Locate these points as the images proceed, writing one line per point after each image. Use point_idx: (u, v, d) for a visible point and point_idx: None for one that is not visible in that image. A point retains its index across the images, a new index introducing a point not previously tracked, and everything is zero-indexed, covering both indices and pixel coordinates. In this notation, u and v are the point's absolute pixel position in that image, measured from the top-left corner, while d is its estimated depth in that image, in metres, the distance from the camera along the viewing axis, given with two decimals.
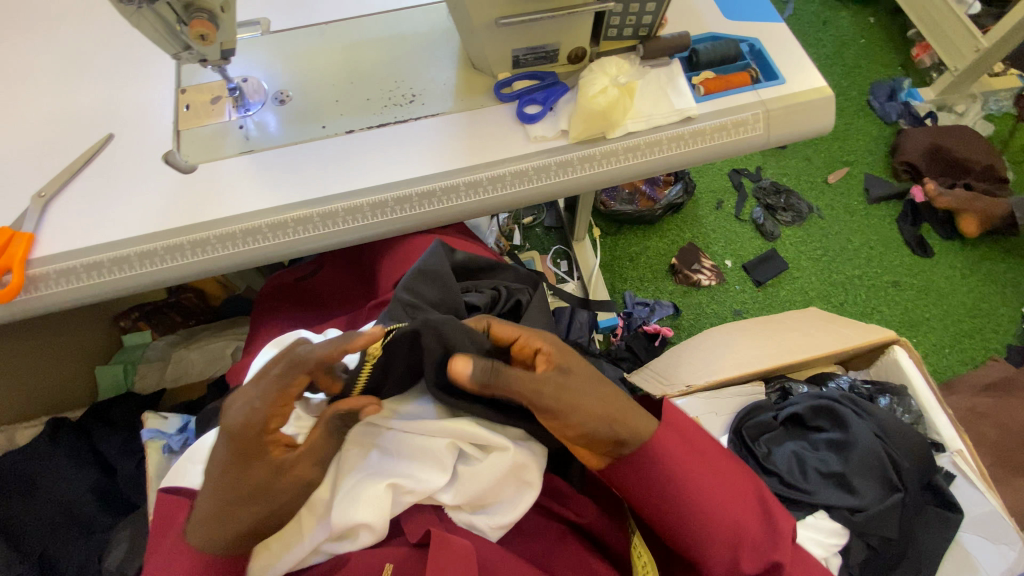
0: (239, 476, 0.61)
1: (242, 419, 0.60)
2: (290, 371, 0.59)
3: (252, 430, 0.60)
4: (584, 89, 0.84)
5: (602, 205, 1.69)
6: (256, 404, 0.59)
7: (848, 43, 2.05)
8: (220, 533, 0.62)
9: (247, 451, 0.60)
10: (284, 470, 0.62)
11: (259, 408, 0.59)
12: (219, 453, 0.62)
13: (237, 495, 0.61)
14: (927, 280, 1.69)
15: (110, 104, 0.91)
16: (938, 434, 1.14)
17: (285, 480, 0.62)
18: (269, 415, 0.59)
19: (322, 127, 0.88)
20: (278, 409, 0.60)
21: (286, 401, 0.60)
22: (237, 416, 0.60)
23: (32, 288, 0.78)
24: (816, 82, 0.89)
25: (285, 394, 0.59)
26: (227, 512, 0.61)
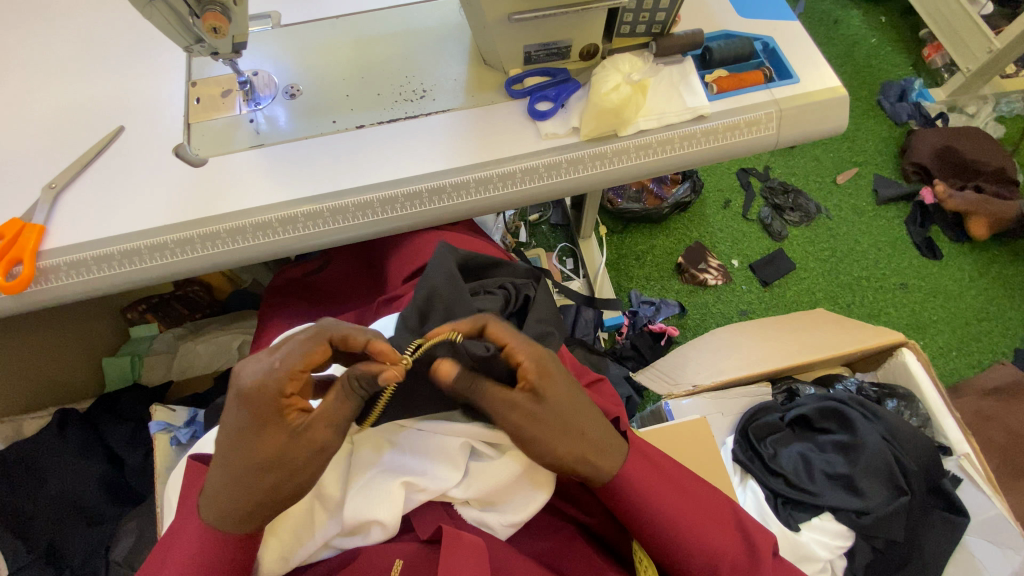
0: (240, 447, 0.58)
1: (258, 380, 0.57)
2: (314, 338, 0.60)
3: (268, 391, 0.57)
4: (597, 87, 0.83)
5: (609, 203, 1.68)
6: (276, 363, 0.58)
7: (859, 43, 2.04)
8: (228, 509, 0.59)
9: (265, 414, 0.57)
10: (301, 433, 0.58)
11: (279, 366, 0.58)
12: (230, 423, 0.58)
13: (227, 467, 0.58)
14: (935, 282, 1.68)
15: (120, 97, 0.91)
16: (945, 437, 1.13)
17: (298, 448, 0.58)
18: (290, 374, 0.58)
19: (333, 122, 0.87)
20: (298, 370, 0.58)
21: (306, 362, 0.58)
22: (253, 377, 0.58)
23: (43, 280, 0.79)
24: (830, 81, 0.88)
25: (308, 357, 0.59)
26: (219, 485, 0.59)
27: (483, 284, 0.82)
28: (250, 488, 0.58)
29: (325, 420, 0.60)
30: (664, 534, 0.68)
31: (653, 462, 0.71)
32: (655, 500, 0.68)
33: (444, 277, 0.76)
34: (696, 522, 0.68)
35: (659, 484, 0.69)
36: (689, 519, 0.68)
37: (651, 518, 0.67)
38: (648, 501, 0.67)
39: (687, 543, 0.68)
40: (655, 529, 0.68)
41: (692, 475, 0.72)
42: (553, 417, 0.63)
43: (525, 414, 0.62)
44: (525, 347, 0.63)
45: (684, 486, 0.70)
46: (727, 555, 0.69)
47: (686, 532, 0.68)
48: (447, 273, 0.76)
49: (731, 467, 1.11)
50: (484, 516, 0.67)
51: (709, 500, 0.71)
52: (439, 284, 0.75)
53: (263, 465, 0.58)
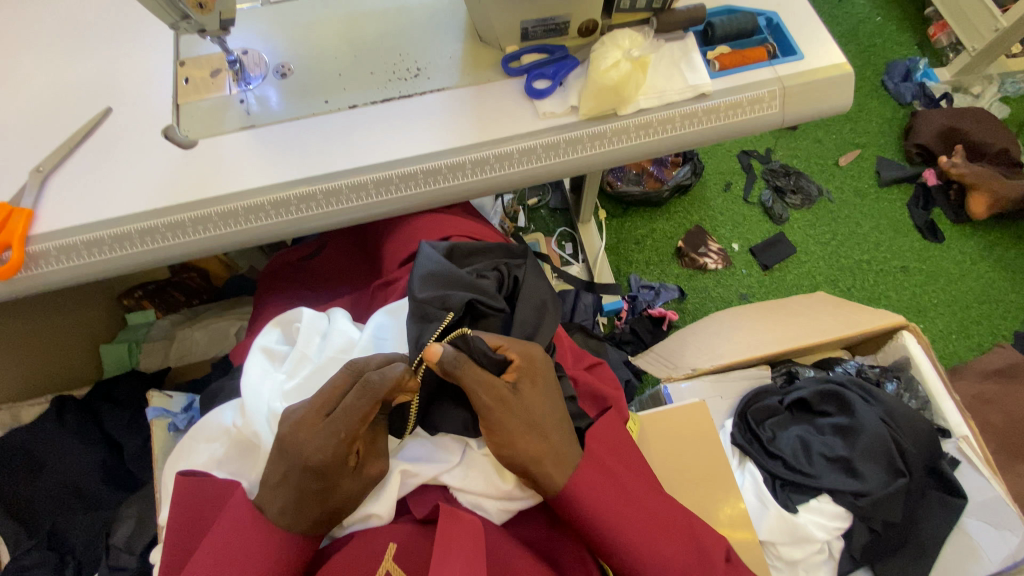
0: (306, 494, 0.59)
1: (327, 453, 0.58)
2: (366, 399, 0.59)
3: (336, 458, 0.58)
4: (596, 63, 0.81)
5: (609, 186, 1.67)
6: (340, 433, 0.58)
7: (864, 21, 2.00)
8: (298, 524, 0.60)
9: (334, 471, 0.58)
10: (364, 468, 0.61)
11: (345, 434, 0.58)
12: (294, 483, 0.59)
13: (300, 502, 0.59)
14: (936, 265, 1.67)
15: (107, 76, 0.89)
16: (944, 420, 1.13)
17: (363, 478, 0.61)
18: (354, 438, 0.59)
19: (325, 102, 0.85)
20: (358, 432, 0.59)
21: (366, 423, 0.59)
22: (319, 451, 0.58)
23: (33, 266, 0.77)
24: (836, 58, 0.86)
25: (365, 419, 0.59)
26: (286, 511, 0.60)
27: (474, 268, 0.80)
28: (319, 509, 0.60)
29: (376, 450, 0.63)
30: (618, 547, 0.66)
31: (608, 473, 0.69)
32: (608, 515, 0.66)
33: (441, 268, 0.74)
34: (650, 535, 0.67)
35: (613, 498, 0.67)
36: (645, 527, 0.67)
37: (606, 530, 0.66)
38: (602, 514, 0.66)
39: (640, 558, 0.66)
40: (612, 539, 0.66)
41: (647, 485, 0.71)
42: (528, 414, 0.65)
43: (497, 413, 0.63)
44: (515, 347, 0.67)
45: (640, 493, 0.69)
46: (681, 567, 0.68)
47: (643, 542, 0.66)
48: (448, 271, 0.74)
49: (730, 450, 1.11)
50: (481, 500, 0.67)
51: (664, 512, 0.70)
52: (437, 275, 0.74)
53: (340, 504, 0.60)
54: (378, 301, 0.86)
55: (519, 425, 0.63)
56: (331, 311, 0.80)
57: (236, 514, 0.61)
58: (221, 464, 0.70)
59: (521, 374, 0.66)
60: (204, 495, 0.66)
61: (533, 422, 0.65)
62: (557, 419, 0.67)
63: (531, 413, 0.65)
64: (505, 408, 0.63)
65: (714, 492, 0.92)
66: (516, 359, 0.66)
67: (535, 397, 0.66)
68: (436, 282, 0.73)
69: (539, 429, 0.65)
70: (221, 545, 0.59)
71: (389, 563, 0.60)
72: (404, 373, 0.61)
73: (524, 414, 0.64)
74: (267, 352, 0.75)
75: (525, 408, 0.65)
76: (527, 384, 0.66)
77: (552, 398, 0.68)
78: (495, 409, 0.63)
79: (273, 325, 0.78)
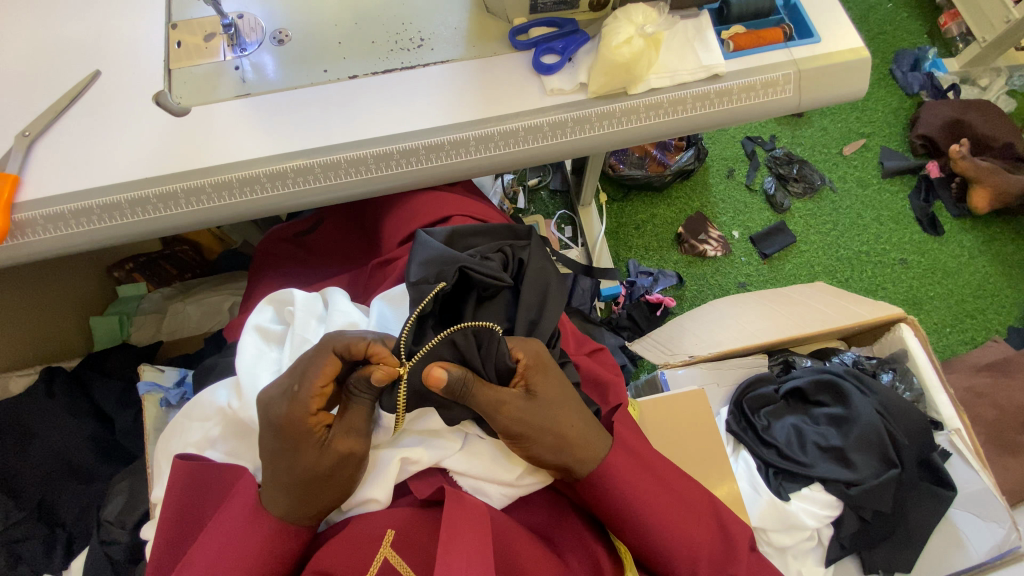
0: (277, 462, 0.58)
1: (282, 411, 0.57)
2: (320, 356, 0.58)
3: (291, 417, 0.57)
4: (608, 39, 0.77)
5: (611, 168, 1.64)
6: (294, 387, 0.58)
7: (875, 7, 1.96)
8: (276, 496, 0.59)
9: (294, 434, 0.57)
10: (331, 443, 0.58)
11: (299, 389, 0.57)
12: (265, 443, 0.59)
13: (274, 472, 0.58)
14: (935, 258, 1.67)
15: (94, 38, 0.85)
16: (937, 412, 1.13)
17: (329, 455, 0.57)
18: (310, 395, 0.57)
19: (323, 71, 0.82)
20: (316, 391, 0.57)
21: (323, 378, 0.57)
22: (276, 409, 0.58)
23: (19, 234, 0.74)
24: (852, 42, 0.83)
25: (320, 375, 0.57)
26: (269, 482, 0.59)
27: (477, 250, 0.77)
28: (285, 480, 0.58)
29: (351, 428, 0.59)
30: (635, 524, 0.67)
31: (635, 457, 0.70)
32: (636, 497, 0.67)
33: (436, 251, 0.72)
34: (679, 517, 0.68)
35: (634, 477, 0.68)
36: (659, 509, 0.67)
37: (622, 507, 0.67)
38: (621, 492, 0.67)
39: (668, 539, 0.67)
40: (629, 514, 0.67)
41: (670, 467, 0.72)
42: (545, 414, 0.63)
43: (517, 411, 0.62)
44: (523, 347, 0.66)
45: (659, 474, 0.70)
46: (697, 548, 0.68)
47: (655, 522, 0.67)
48: (443, 253, 0.72)
49: (724, 437, 1.11)
50: (483, 484, 0.66)
51: (692, 495, 0.71)
52: (434, 259, 0.71)
53: (307, 476, 0.57)
54: (377, 280, 0.84)
55: (539, 426, 0.62)
56: (329, 292, 0.77)
57: (239, 496, 0.61)
58: (216, 442, 0.70)
59: (531, 373, 0.65)
60: (206, 480, 0.66)
61: (552, 420, 0.64)
62: (567, 411, 0.65)
63: (548, 410, 0.64)
64: (527, 409, 0.63)
65: (709, 480, 0.92)
66: (523, 359, 0.65)
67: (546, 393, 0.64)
68: (434, 266, 0.71)
69: (562, 424, 0.64)
70: (223, 530, 0.59)
71: (388, 549, 0.59)
72: (362, 337, 0.60)
73: (544, 412, 0.63)
74: (261, 331, 0.73)
75: (546, 407, 0.64)
76: (539, 379, 0.65)
77: (564, 386, 0.67)
78: (513, 406, 0.62)
79: (267, 303, 0.77)
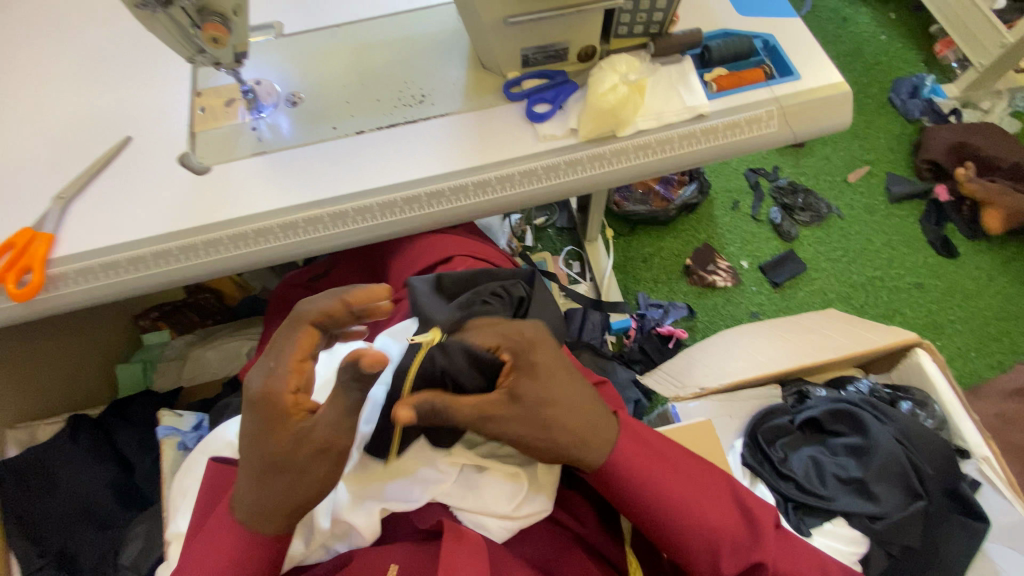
0: (259, 451, 0.59)
1: (263, 386, 0.58)
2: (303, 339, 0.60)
3: (271, 396, 0.58)
4: (595, 87, 0.82)
5: (615, 205, 1.68)
6: (273, 365, 0.59)
7: (868, 40, 2.01)
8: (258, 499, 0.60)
9: (274, 417, 0.58)
10: (305, 434, 0.58)
11: (278, 369, 0.59)
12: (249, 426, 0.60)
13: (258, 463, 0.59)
14: (952, 280, 1.64)
15: (128, 109, 0.93)
16: (965, 441, 1.08)
17: (305, 447, 0.58)
18: (288, 376, 0.59)
19: (333, 128, 0.88)
20: (295, 373, 0.59)
21: (299, 364, 0.59)
22: (258, 384, 0.59)
23: (52, 287, 0.80)
24: (832, 77, 0.87)
25: (298, 354, 0.59)
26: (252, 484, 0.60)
27: (477, 293, 0.79)
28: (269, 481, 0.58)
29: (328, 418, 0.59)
30: (660, 518, 0.66)
31: (654, 447, 0.69)
32: (645, 487, 0.66)
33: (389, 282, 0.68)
34: (697, 504, 0.67)
35: (654, 468, 0.67)
36: (683, 499, 0.66)
37: (648, 499, 0.66)
38: (643, 485, 0.66)
39: (689, 530, 0.66)
40: (653, 508, 0.66)
41: (691, 455, 0.71)
42: (533, 413, 0.62)
43: (504, 419, 0.61)
44: (510, 345, 0.64)
45: (680, 463, 0.69)
46: (728, 538, 0.66)
47: (679, 513, 0.66)
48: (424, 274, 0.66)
49: (740, 472, 1.07)
50: (481, 518, 0.66)
51: (715, 482, 0.70)
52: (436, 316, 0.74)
53: (281, 464, 0.58)
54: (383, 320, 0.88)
55: (530, 425, 0.62)
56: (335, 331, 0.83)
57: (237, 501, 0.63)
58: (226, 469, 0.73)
59: (518, 373, 0.63)
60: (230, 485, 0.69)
61: (548, 419, 0.62)
62: (569, 409, 0.63)
63: (541, 409, 0.62)
64: (512, 413, 0.61)
65: None
66: (508, 360, 0.64)
67: (534, 396, 0.62)
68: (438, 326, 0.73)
69: (558, 422, 0.63)
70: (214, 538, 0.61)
71: None
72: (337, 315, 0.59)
73: (540, 413, 0.62)
74: None
75: (536, 406, 0.62)
76: (529, 380, 0.62)
77: (559, 382, 0.64)
78: (499, 415, 0.61)
79: None
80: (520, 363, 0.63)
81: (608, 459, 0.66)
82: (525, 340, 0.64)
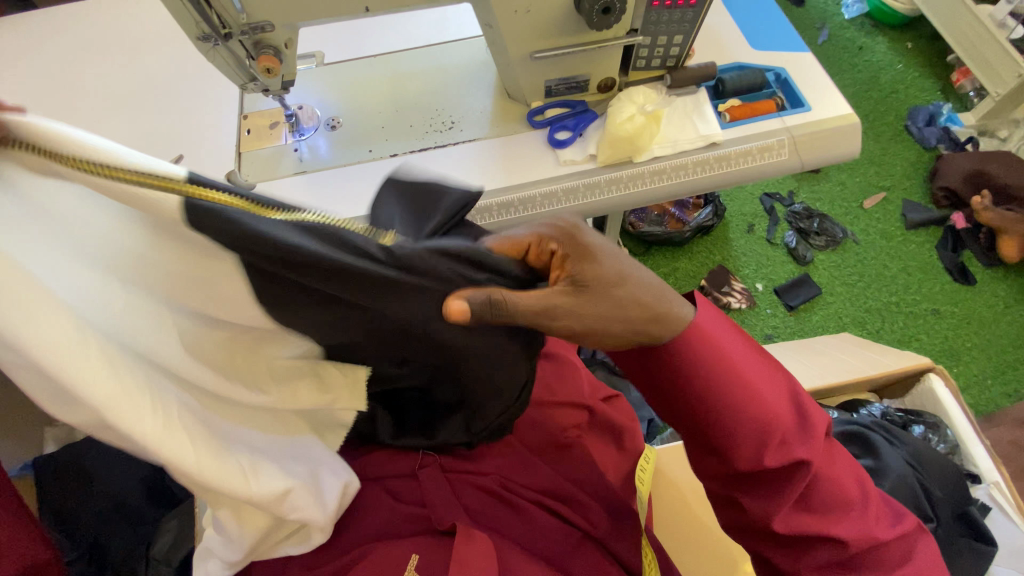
0: None
1: None
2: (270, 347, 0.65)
3: None
4: (613, 116, 0.89)
5: (631, 226, 1.72)
6: None
7: (884, 70, 2.05)
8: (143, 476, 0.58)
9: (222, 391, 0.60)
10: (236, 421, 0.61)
11: None
12: None
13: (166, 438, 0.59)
14: (969, 308, 1.64)
15: (182, 130, 1.01)
16: (975, 465, 1.09)
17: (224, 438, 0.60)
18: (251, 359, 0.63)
19: (369, 151, 0.95)
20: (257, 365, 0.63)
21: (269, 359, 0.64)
22: None
23: None
24: (841, 110, 0.91)
25: None
26: None
27: None
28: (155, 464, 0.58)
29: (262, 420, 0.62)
30: (706, 395, 0.58)
31: (715, 327, 0.61)
32: (703, 352, 0.59)
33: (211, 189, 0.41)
34: (752, 389, 0.58)
35: (712, 344, 0.59)
36: (738, 383, 0.58)
37: (694, 371, 0.58)
38: (694, 357, 0.58)
39: (735, 410, 0.58)
40: (698, 382, 0.58)
41: (753, 347, 0.62)
42: (599, 303, 0.55)
43: (568, 309, 0.54)
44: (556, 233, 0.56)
45: (741, 349, 0.61)
46: (778, 431, 0.58)
47: (729, 391, 0.58)
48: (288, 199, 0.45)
49: None
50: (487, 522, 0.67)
51: (775, 380, 0.61)
52: None
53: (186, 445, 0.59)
54: None
55: (598, 315, 0.55)
56: None
57: None
58: None
59: (572, 259, 0.56)
60: None
61: (617, 308, 0.56)
62: (637, 287, 0.58)
63: (603, 297, 0.56)
64: (576, 303, 0.55)
65: None
66: (557, 248, 0.56)
67: (602, 278, 0.56)
68: None
69: (622, 308, 0.56)
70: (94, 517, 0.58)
71: None
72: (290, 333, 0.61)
73: (600, 297, 0.55)
74: None
75: (602, 296, 0.56)
76: (586, 266, 0.56)
77: (616, 264, 0.58)
78: (563, 304, 0.54)
79: None
80: (572, 247, 0.56)
81: (690, 323, 0.59)
82: (568, 229, 0.57)
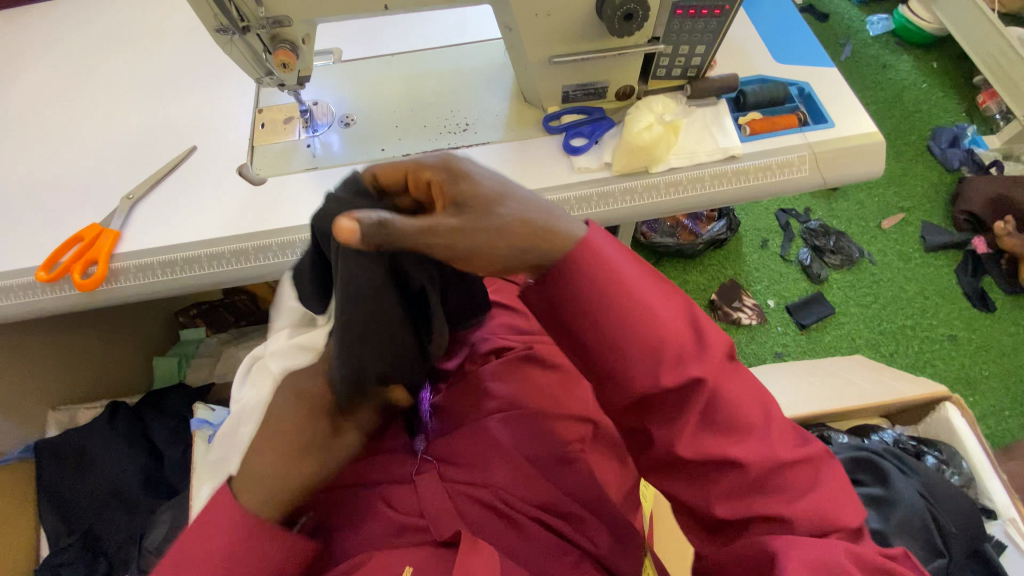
0: None
1: None
2: None
3: None
4: (630, 125, 0.87)
5: (642, 236, 1.69)
6: None
7: (909, 88, 2.01)
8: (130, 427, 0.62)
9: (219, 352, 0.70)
10: None
11: None
12: None
13: None
14: (988, 335, 1.60)
15: (196, 121, 1.01)
16: (990, 500, 1.06)
17: None
18: None
19: (382, 150, 0.94)
20: None
21: None
22: None
23: (113, 280, 0.87)
24: (866, 127, 0.89)
25: None
26: None
27: None
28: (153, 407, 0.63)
29: None
30: (595, 314, 0.53)
31: (608, 241, 0.55)
32: (591, 265, 0.53)
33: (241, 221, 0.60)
34: (644, 307, 0.53)
35: (603, 262, 0.53)
36: (630, 302, 0.53)
37: (582, 288, 0.52)
38: (581, 272, 0.52)
39: (625, 329, 0.52)
40: (586, 300, 0.53)
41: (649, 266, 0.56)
42: (487, 222, 0.49)
43: (455, 231, 0.48)
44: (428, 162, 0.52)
45: (633, 264, 0.55)
46: (674, 352, 0.52)
47: (620, 310, 0.52)
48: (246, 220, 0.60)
49: None
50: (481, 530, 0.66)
51: (676, 301, 0.55)
52: None
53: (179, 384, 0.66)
54: None
55: (490, 235, 0.49)
56: None
57: None
58: None
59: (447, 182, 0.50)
60: None
61: (510, 230, 0.50)
62: (531, 205, 0.52)
63: (490, 216, 0.49)
64: (465, 224, 0.48)
65: None
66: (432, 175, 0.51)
67: (484, 194, 0.50)
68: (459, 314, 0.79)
69: (515, 229, 0.50)
70: None
71: None
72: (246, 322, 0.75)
73: (486, 217, 0.49)
74: None
75: (490, 215, 0.49)
76: (467, 186, 0.50)
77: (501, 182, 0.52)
78: (450, 226, 0.47)
79: None
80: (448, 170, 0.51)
81: (582, 236, 0.53)
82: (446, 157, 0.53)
